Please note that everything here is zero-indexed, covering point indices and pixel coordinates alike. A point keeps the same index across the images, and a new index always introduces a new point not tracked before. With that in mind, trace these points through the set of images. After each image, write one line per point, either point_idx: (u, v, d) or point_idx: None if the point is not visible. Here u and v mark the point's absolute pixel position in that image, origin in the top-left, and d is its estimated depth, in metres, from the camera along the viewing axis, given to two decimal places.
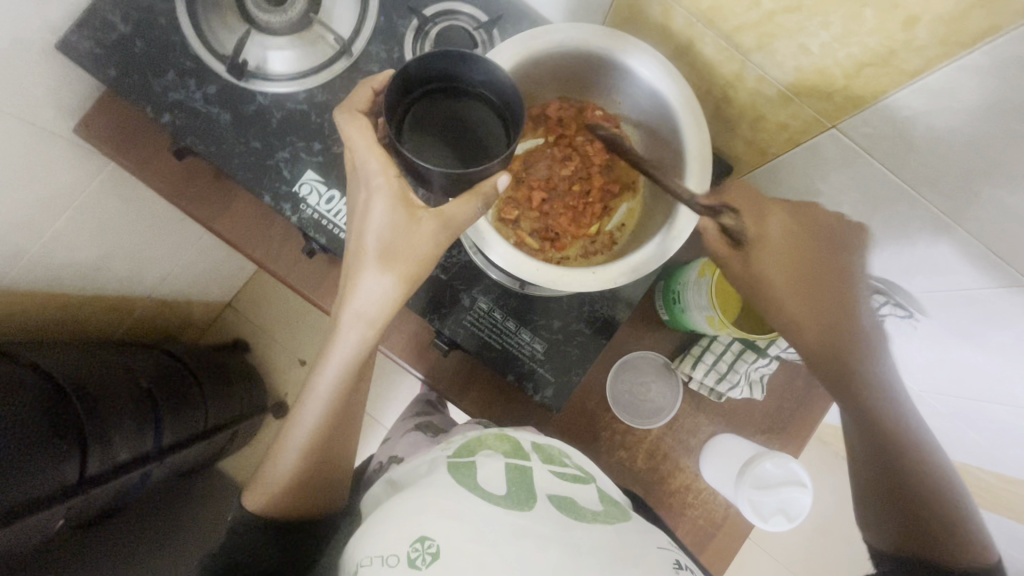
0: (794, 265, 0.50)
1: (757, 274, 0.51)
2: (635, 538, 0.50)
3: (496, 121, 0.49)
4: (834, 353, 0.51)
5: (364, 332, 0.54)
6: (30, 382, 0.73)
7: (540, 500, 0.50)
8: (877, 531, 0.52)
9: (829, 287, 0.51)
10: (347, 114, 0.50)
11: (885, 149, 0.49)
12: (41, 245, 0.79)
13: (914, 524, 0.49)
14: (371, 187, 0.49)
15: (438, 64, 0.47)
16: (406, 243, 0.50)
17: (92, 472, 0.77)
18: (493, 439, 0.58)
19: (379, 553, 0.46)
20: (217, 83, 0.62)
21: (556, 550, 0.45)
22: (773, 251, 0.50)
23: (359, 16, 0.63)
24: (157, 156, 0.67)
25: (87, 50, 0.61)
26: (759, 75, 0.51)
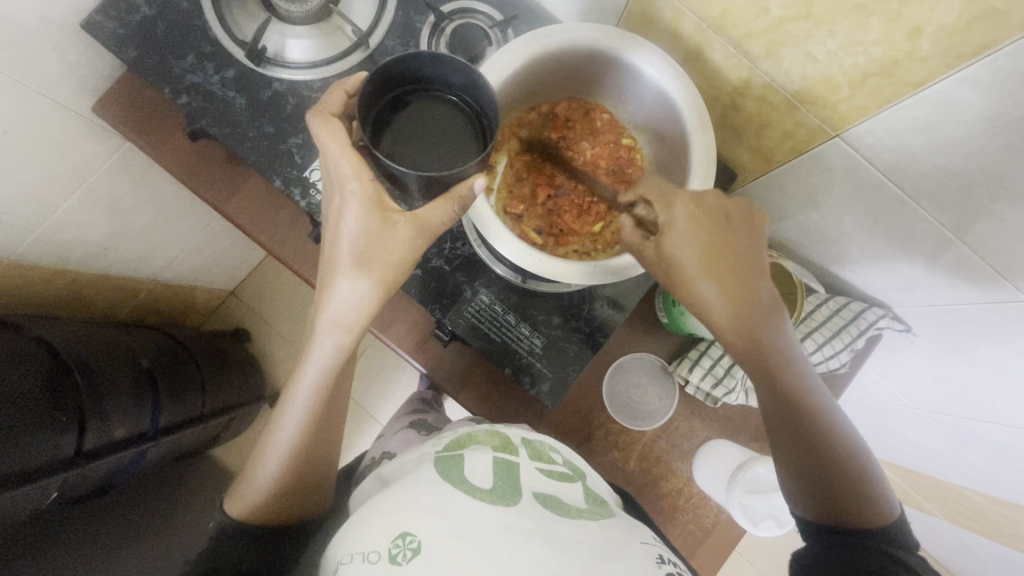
0: (704, 246, 0.48)
1: (672, 260, 0.48)
2: (620, 535, 0.50)
3: (471, 124, 0.50)
4: (750, 332, 0.48)
5: (339, 340, 0.56)
6: (32, 354, 0.73)
7: (524, 494, 0.51)
8: (797, 506, 0.51)
9: (735, 266, 0.48)
10: (319, 118, 0.51)
11: (887, 160, 0.50)
12: (51, 221, 0.80)
13: (831, 495, 0.49)
14: (346, 192, 0.51)
15: (414, 66, 0.48)
16: (381, 249, 0.52)
17: (89, 446, 0.78)
18: (483, 434, 0.60)
19: (360, 550, 0.46)
20: (236, 68, 0.63)
21: (539, 545, 0.45)
22: (683, 234, 0.48)
23: (378, 9, 0.64)
24: (171, 138, 0.68)
25: (110, 29, 0.62)
26: (766, 82, 0.52)
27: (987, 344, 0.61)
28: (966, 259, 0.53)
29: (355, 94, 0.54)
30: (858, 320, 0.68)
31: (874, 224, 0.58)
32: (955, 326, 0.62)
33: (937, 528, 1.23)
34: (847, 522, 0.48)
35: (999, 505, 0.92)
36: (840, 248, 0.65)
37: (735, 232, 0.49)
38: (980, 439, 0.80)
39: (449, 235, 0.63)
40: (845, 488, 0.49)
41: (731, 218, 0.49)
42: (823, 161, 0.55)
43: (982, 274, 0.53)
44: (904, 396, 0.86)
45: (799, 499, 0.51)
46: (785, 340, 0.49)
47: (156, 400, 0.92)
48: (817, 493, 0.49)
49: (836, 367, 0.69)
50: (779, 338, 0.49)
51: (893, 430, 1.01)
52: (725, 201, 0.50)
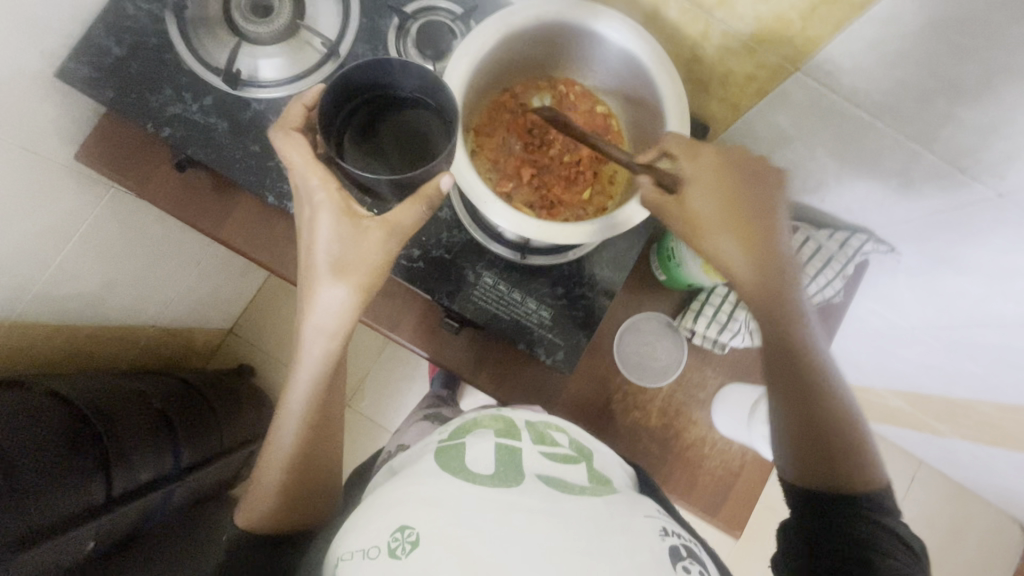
0: (724, 199, 0.50)
1: (689, 212, 0.50)
2: (624, 509, 0.51)
3: (435, 123, 0.51)
4: (767, 290, 0.50)
5: (327, 344, 0.57)
6: (46, 407, 0.73)
7: (527, 477, 0.52)
8: (788, 469, 0.53)
9: (755, 221, 0.50)
10: (281, 134, 0.53)
11: (847, 84, 0.53)
12: (47, 277, 0.80)
13: (821, 463, 0.50)
14: (314, 203, 0.52)
15: (375, 74, 0.49)
16: (356, 254, 0.53)
17: (118, 491, 0.78)
18: (488, 420, 0.61)
19: (360, 546, 0.47)
20: (214, 95, 0.65)
21: (542, 521, 0.46)
22: (704, 187, 0.50)
23: (343, 19, 0.66)
24: (159, 173, 0.69)
25: (84, 74, 0.63)
26: (724, 30, 0.55)
27: (966, 249, 0.65)
28: (935, 169, 0.57)
29: (314, 106, 0.55)
30: (844, 248, 0.71)
31: (844, 150, 0.61)
32: (934, 236, 0.66)
33: (950, 447, 1.28)
34: (831, 487, 0.50)
35: (1005, 409, 0.97)
36: (816, 181, 0.68)
37: (751, 186, 0.51)
38: (975, 346, 0.84)
39: (444, 225, 0.65)
40: (836, 457, 0.50)
41: (743, 169, 0.51)
42: (788, 97, 0.58)
43: (952, 179, 0.57)
44: (898, 318, 0.90)
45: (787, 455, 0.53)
46: (799, 292, 0.50)
47: (175, 439, 0.92)
48: (803, 452, 0.51)
49: (831, 295, 0.72)
50: (795, 286, 0.50)
51: (894, 356, 1.05)
52: (749, 157, 0.52)
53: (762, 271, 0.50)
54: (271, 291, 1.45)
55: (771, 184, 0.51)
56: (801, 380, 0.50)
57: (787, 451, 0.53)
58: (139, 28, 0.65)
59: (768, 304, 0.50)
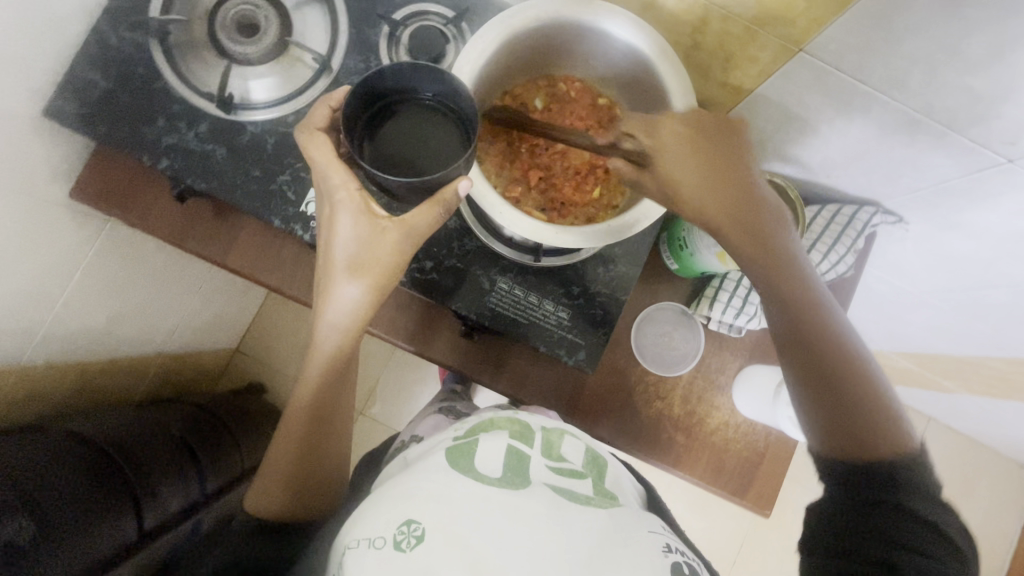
0: (695, 157, 0.51)
1: (666, 176, 0.51)
2: (627, 525, 0.50)
3: (451, 128, 0.52)
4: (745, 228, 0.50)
5: (340, 341, 0.57)
6: (68, 449, 0.72)
7: (534, 483, 0.52)
8: (813, 442, 0.47)
9: (721, 167, 0.51)
10: (307, 134, 0.54)
11: (852, 62, 0.52)
12: (53, 317, 0.79)
13: (843, 424, 0.45)
14: (336, 202, 0.53)
15: (398, 80, 0.51)
16: (370, 255, 0.54)
17: (150, 526, 0.79)
18: (504, 420, 0.61)
19: (366, 536, 0.48)
20: (208, 121, 0.63)
21: (545, 529, 0.47)
22: (671, 152, 0.51)
23: (332, 32, 0.64)
24: (158, 205, 0.68)
25: (74, 111, 0.62)
26: (724, 15, 0.54)
27: (975, 214, 0.65)
28: (944, 138, 0.56)
29: (339, 107, 0.56)
30: (853, 222, 0.71)
31: (851, 125, 0.61)
32: (943, 203, 0.66)
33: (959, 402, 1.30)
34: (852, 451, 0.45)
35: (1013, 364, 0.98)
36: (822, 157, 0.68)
37: (724, 144, 0.52)
38: (985, 306, 0.85)
39: (455, 233, 0.64)
40: (856, 414, 0.45)
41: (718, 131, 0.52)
42: (791, 77, 0.58)
43: (961, 148, 0.57)
44: (907, 284, 0.91)
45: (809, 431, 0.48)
46: (785, 242, 0.50)
47: (199, 464, 0.92)
48: (819, 423, 0.47)
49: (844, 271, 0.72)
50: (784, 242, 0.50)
51: (903, 320, 1.06)
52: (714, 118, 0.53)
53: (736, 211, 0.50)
54: (274, 307, 1.44)
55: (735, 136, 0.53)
56: (803, 348, 0.48)
57: (806, 421, 0.48)
58: (124, 58, 0.63)
59: (753, 247, 0.50)
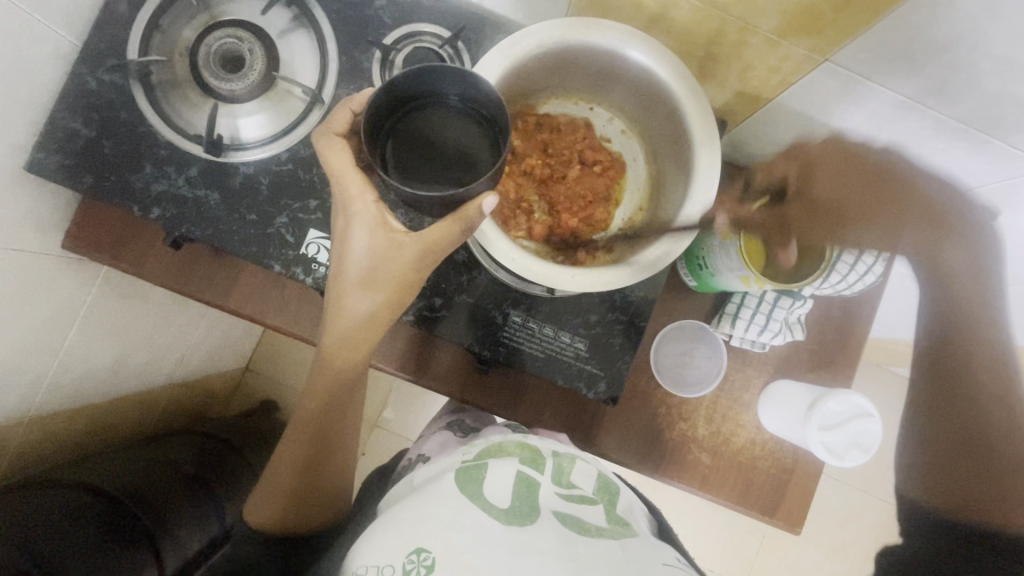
0: (843, 185, 0.50)
1: (829, 197, 0.50)
2: (640, 557, 0.48)
3: (475, 131, 0.49)
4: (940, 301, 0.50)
5: (354, 356, 0.56)
6: (82, 503, 0.72)
7: (542, 513, 0.50)
8: (916, 487, 0.52)
9: (886, 212, 0.49)
10: (326, 139, 0.51)
11: (885, 71, 0.48)
12: (57, 365, 0.77)
13: (958, 489, 0.49)
14: (350, 212, 0.50)
15: (415, 84, 0.47)
16: (387, 269, 0.51)
17: (169, 569, 0.78)
18: (514, 445, 0.58)
19: (374, 562, 0.46)
20: (198, 164, 0.60)
21: (556, 564, 0.44)
22: (830, 175, 0.50)
23: (321, 61, 0.61)
24: (153, 251, 0.65)
25: (58, 163, 0.59)
26: (743, 26, 0.50)
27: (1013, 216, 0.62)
28: (982, 144, 0.53)
29: (362, 111, 0.52)
30: None
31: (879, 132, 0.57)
32: None
33: None
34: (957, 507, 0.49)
35: None
36: None
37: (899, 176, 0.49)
38: None
39: (464, 268, 0.62)
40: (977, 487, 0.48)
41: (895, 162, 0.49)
42: (816, 86, 0.54)
43: (1002, 153, 0.53)
44: None
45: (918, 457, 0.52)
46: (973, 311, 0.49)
47: (214, 497, 0.91)
48: (945, 477, 0.50)
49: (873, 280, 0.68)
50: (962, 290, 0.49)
51: None
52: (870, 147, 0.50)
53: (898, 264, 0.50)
54: None
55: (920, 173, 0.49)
56: (960, 400, 0.50)
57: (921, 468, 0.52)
58: (106, 103, 0.60)
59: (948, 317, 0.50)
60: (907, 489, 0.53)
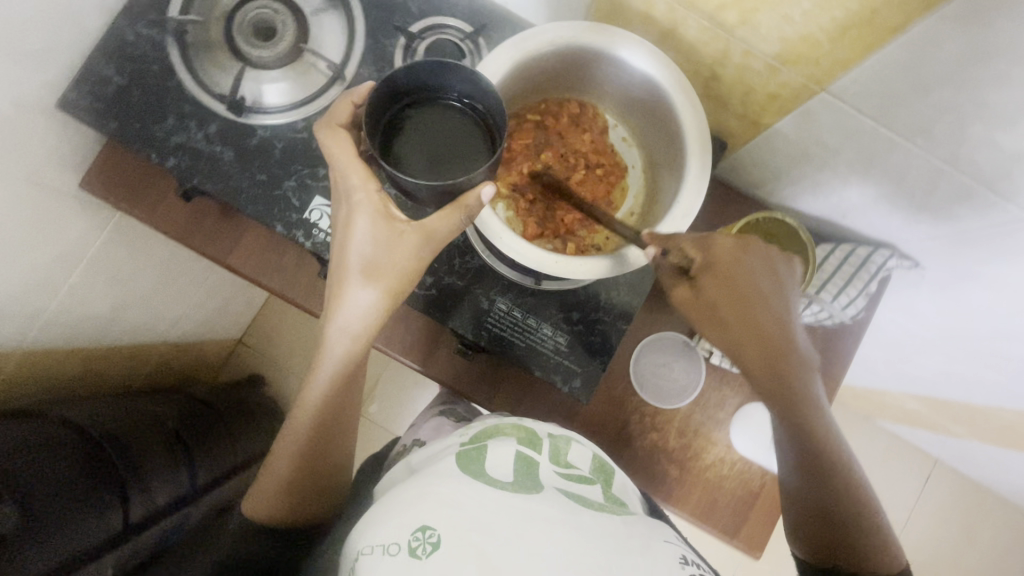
0: (732, 298, 0.52)
1: (710, 304, 0.53)
2: (639, 530, 0.49)
3: (473, 127, 0.51)
4: (780, 373, 0.53)
5: (348, 346, 0.56)
6: (61, 439, 0.73)
7: (546, 486, 0.51)
8: (798, 537, 0.56)
9: (751, 313, 0.52)
10: (328, 128, 0.53)
11: (876, 105, 0.51)
12: (56, 304, 0.79)
13: (827, 533, 0.53)
14: (353, 203, 0.52)
15: (420, 78, 0.50)
16: (388, 259, 0.53)
17: (136, 518, 0.79)
18: (510, 427, 0.60)
19: (380, 541, 0.45)
20: (218, 122, 0.63)
21: (562, 533, 0.44)
22: (719, 283, 0.52)
23: (348, 40, 0.64)
24: (165, 202, 0.68)
25: (87, 105, 0.62)
26: (745, 50, 0.53)
27: (995, 266, 0.63)
28: (967, 187, 0.55)
29: (361, 103, 0.54)
30: (867, 264, 0.69)
31: (871, 169, 0.59)
32: (961, 252, 0.64)
33: (968, 446, 1.28)
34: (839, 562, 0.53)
35: None
36: (838, 196, 0.66)
37: (750, 284, 0.52)
38: (1001, 357, 0.82)
39: (457, 251, 0.64)
40: (845, 525, 0.53)
41: (762, 275, 0.53)
42: (811, 115, 0.56)
43: (985, 200, 0.55)
44: (920, 328, 0.88)
45: (797, 529, 0.56)
46: (810, 387, 0.53)
47: (189, 459, 0.93)
48: (814, 525, 0.54)
49: (853, 314, 0.70)
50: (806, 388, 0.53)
51: (914, 363, 1.04)
52: (717, 252, 0.52)
53: (763, 349, 0.52)
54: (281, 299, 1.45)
55: (762, 280, 0.52)
56: (822, 461, 0.54)
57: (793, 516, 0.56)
58: (141, 55, 0.63)
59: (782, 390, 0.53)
60: (797, 541, 0.56)
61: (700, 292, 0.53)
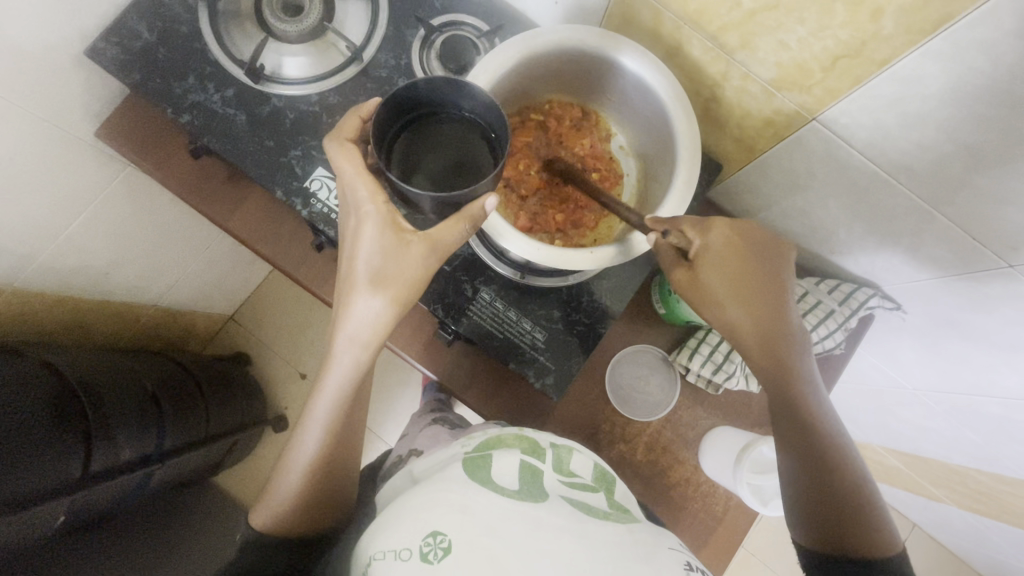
0: (732, 273, 0.52)
1: (705, 283, 0.53)
2: (647, 538, 0.47)
3: (479, 142, 0.51)
4: (777, 351, 0.53)
5: (358, 354, 0.55)
6: (35, 379, 0.74)
7: (552, 497, 0.49)
8: (799, 531, 0.53)
9: (755, 286, 0.52)
10: (337, 143, 0.52)
11: (863, 139, 0.52)
12: (54, 248, 0.80)
13: (829, 523, 0.51)
14: (361, 215, 0.51)
15: (430, 93, 0.49)
16: (396, 268, 0.52)
17: (97, 467, 0.78)
18: (512, 437, 0.56)
19: (392, 547, 0.45)
20: (235, 86, 0.66)
21: (568, 540, 0.44)
22: (717, 259, 0.52)
23: (371, 25, 0.67)
24: (175, 158, 0.70)
25: (113, 56, 0.65)
26: (744, 73, 0.55)
27: (973, 316, 0.64)
28: (947, 230, 0.56)
29: (368, 118, 0.55)
30: (849, 300, 0.70)
31: (857, 204, 0.61)
32: (941, 299, 0.65)
33: (945, 511, 1.25)
34: (843, 552, 0.50)
35: (1003, 483, 0.94)
36: (826, 231, 0.68)
37: (754, 260, 0.53)
38: (979, 416, 0.82)
39: None
40: (845, 510, 0.51)
41: (767, 254, 0.54)
42: (803, 144, 0.58)
43: (965, 244, 0.56)
44: (901, 377, 0.89)
45: (795, 517, 0.53)
46: (805, 366, 0.53)
47: (162, 421, 0.92)
48: (815, 514, 0.52)
49: (832, 347, 0.70)
50: (800, 366, 0.53)
51: (895, 416, 1.03)
52: (718, 229, 0.53)
53: (765, 325, 0.53)
54: (276, 281, 1.47)
55: (761, 257, 0.53)
56: (819, 443, 0.52)
57: (794, 508, 0.53)
58: (172, 16, 0.66)
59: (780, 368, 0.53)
60: (799, 536, 0.53)
61: (696, 271, 0.53)
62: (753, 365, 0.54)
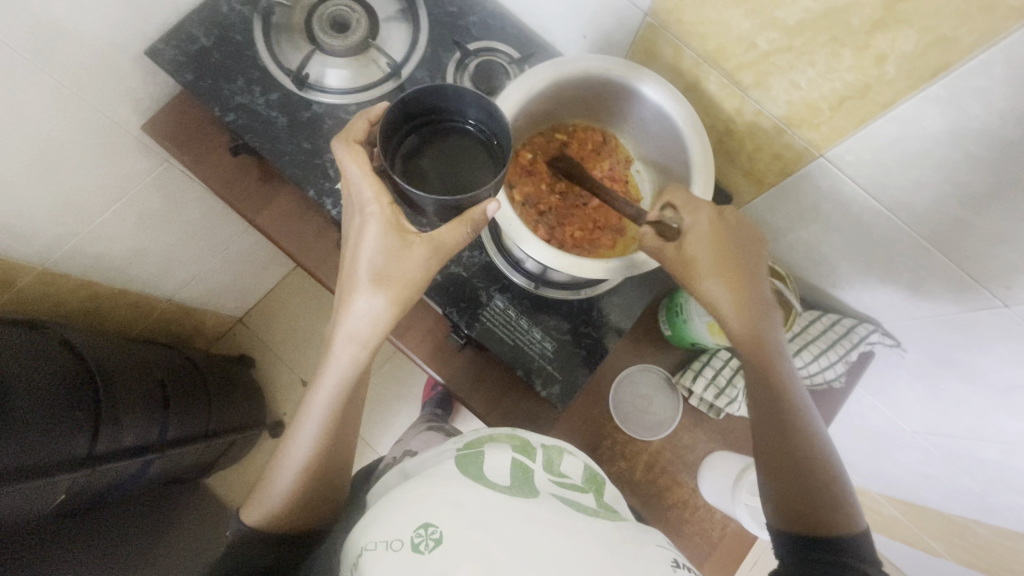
0: (715, 249, 0.54)
1: (689, 257, 0.54)
2: (633, 534, 0.48)
3: (484, 150, 0.54)
4: (755, 329, 0.54)
5: (356, 353, 0.57)
6: (52, 355, 0.76)
7: (542, 493, 0.50)
8: (774, 515, 0.53)
9: (737, 264, 0.54)
10: (344, 144, 0.54)
11: (865, 176, 0.56)
12: (87, 232, 0.84)
13: (803, 504, 0.51)
14: (366, 213, 0.54)
15: (438, 100, 0.52)
16: (399, 268, 0.54)
17: (101, 450, 0.79)
18: (504, 436, 0.58)
19: (384, 537, 0.45)
20: (280, 92, 0.70)
21: (557, 534, 0.44)
22: (701, 236, 0.54)
23: (411, 46, 0.72)
24: (213, 153, 0.74)
25: (171, 56, 0.70)
26: (757, 109, 0.59)
27: (970, 355, 0.66)
28: (944, 268, 0.59)
29: (377, 122, 0.57)
30: (849, 334, 0.72)
31: (859, 239, 0.64)
32: (938, 338, 0.67)
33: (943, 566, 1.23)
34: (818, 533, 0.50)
35: (1001, 535, 0.93)
36: (828, 264, 0.71)
37: (737, 239, 0.55)
38: (977, 462, 0.83)
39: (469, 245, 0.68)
40: (818, 493, 0.51)
41: (749, 237, 0.56)
42: (809, 179, 0.61)
43: (961, 281, 0.58)
44: (900, 419, 0.89)
45: (773, 499, 0.53)
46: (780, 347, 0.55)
47: (166, 411, 0.94)
48: (791, 498, 0.52)
49: (831, 379, 0.72)
50: (779, 343, 0.55)
51: (893, 460, 1.03)
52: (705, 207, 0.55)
53: (746, 303, 0.54)
54: (287, 287, 1.50)
55: (743, 236, 0.55)
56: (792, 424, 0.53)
57: (770, 491, 0.54)
58: (228, 25, 0.72)
59: (758, 347, 0.54)
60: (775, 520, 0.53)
61: (681, 246, 0.55)
62: (732, 343, 0.55)
